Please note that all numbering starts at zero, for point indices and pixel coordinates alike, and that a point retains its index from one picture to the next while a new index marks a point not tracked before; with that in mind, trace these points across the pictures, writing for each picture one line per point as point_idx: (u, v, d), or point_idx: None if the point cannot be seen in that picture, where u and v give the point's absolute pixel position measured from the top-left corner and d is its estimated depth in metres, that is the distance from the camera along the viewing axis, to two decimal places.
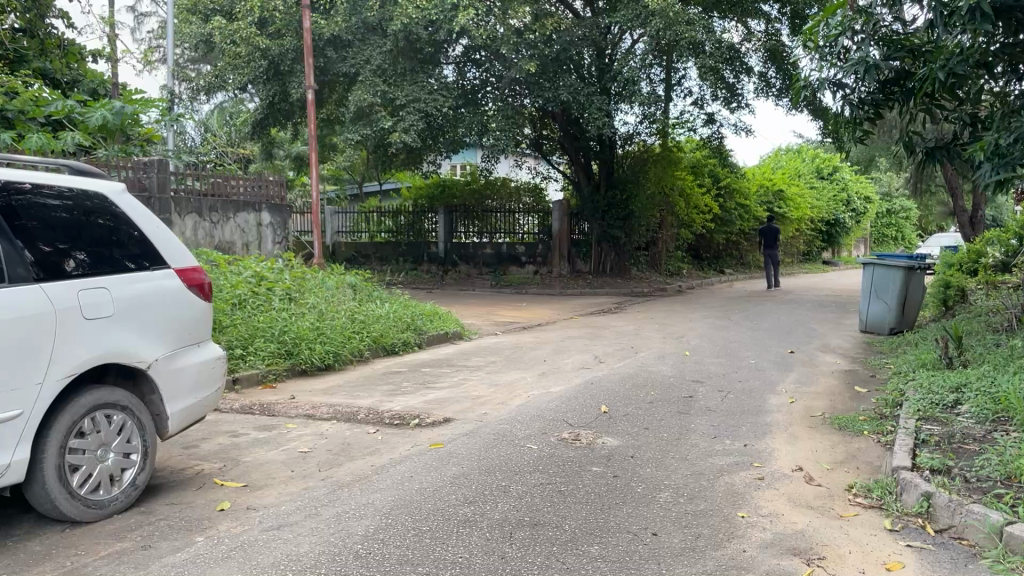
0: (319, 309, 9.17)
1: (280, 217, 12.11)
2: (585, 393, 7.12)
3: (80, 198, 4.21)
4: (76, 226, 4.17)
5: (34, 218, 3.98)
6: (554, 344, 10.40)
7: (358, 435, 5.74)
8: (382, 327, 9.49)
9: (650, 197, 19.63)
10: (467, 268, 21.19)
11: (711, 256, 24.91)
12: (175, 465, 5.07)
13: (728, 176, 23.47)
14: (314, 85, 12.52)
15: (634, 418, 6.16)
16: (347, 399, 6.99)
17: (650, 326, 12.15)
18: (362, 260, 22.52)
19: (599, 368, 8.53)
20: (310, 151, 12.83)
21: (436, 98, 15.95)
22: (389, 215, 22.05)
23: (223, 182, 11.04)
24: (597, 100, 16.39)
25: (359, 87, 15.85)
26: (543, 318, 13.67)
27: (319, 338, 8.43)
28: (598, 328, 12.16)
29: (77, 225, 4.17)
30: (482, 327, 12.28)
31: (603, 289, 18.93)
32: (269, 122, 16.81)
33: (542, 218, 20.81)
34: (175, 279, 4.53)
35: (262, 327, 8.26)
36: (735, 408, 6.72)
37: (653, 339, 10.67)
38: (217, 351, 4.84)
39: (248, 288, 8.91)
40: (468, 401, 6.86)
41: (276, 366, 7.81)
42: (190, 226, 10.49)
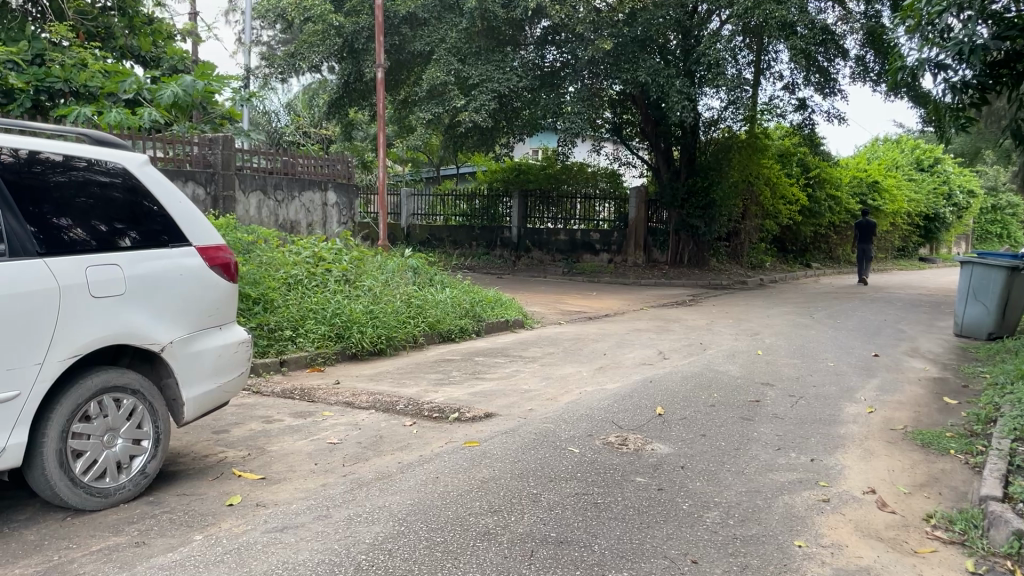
0: (375, 292, 8.97)
1: (347, 197, 11.96)
2: (642, 392, 6.66)
3: (106, 173, 4.04)
4: (103, 200, 4.01)
5: (58, 194, 3.83)
6: (619, 337, 9.94)
7: (393, 428, 5.45)
8: (438, 312, 9.25)
9: (733, 186, 18.77)
10: (540, 254, 20.82)
11: (797, 249, 23.82)
12: (199, 451, 4.88)
13: (818, 166, 22.34)
14: (384, 63, 12.32)
15: (691, 422, 5.68)
16: (391, 388, 6.72)
17: (723, 322, 11.54)
18: (435, 243, 22.45)
19: (662, 365, 8.04)
20: (378, 131, 12.63)
21: (511, 78, 15.68)
22: (464, 198, 21.88)
23: (290, 161, 10.98)
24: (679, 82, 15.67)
25: (432, 66, 15.71)
26: (612, 309, 13.18)
27: (372, 322, 8.20)
28: (667, 322, 11.60)
29: (102, 201, 4.00)
30: (547, 316, 11.91)
31: (679, 280, 18.27)
32: (344, 102, 16.83)
33: (618, 205, 20.19)
34: (196, 257, 4.31)
35: (316, 308, 8.09)
36: (806, 416, 6.15)
37: (725, 335, 10.09)
38: (242, 335, 4.60)
39: (305, 268, 8.76)
40: (515, 396, 6.49)
41: (326, 350, 7.62)
42: (254, 205, 10.44)
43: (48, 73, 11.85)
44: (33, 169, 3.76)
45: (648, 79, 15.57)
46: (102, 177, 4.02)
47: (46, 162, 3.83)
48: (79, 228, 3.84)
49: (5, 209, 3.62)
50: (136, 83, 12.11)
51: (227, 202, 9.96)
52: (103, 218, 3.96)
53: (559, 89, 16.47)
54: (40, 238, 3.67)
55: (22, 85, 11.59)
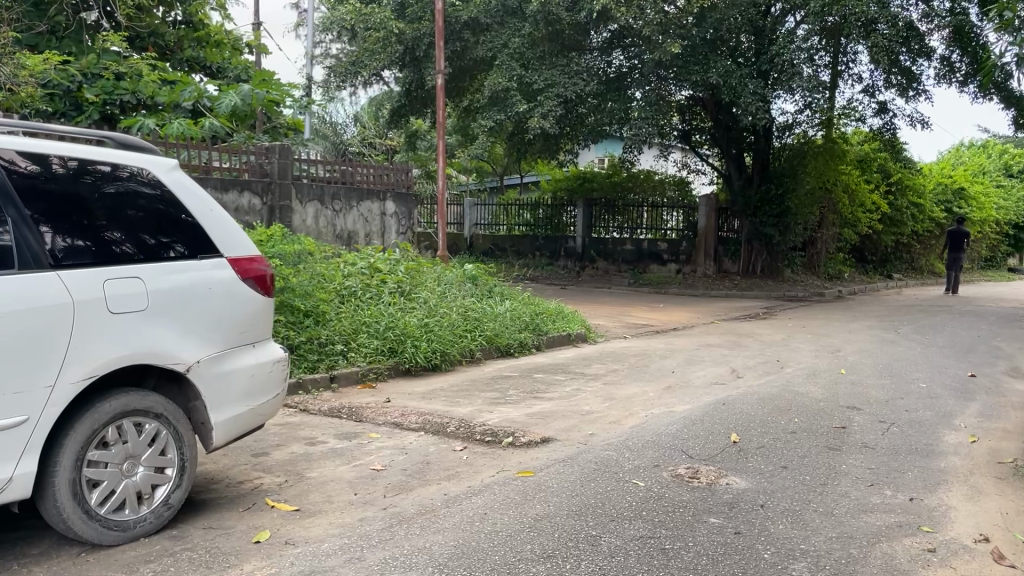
0: (431, 304, 8.63)
1: (405, 207, 11.72)
2: (714, 415, 6.13)
3: (148, 184, 3.80)
4: (149, 213, 3.79)
5: (102, 206, 3.61)
6: (688, 353, 9.39)
7: (442, 452, 5.05)
8: (496, 326, 8.86)
9: (809, 194, 17.94)
10: (606, 264, 20.29)
11: (878, 259, 22.69)
12: (235, 476, 4.57)
13: (900, 171, 21.24)
14: (444, 69, 12.04)
15: (770, 452, 5.14)
16: (444, 408, 6.33)
17: (801, 337, 10.85)
18: (498, 253, 22.14)
19: (735, 385, 7.46)
20: (437, 139, 12.36)
21: (576, 82, 15.32)
22: (528, 207, 21.54)
23: (351, 170, 10.80)
24: (753, 83, 15.02)
25: (494, 72, 15.54)
26: (680, 322, 12.59)
27: (426, 336, 7.87)
28: (739, 336, 10.96)
29: (149, 214, 3.78)
30: (611, 329, 11.40)
31: (751, 291, 17.53)
32: (405, 111, 16.72)
33: (687, 214, 19.51)
34: (227, 269, 3.99)
35: (370, 322, 7.78)
36: (900, 446, 5.52)
37: (802, 352, 9.41)
38: (278, 353, 4.27)
39: (359, 280, 8.51)
40: (575, 418, 6.02)
41: (378, 365, 7.31)
42: (311, 214, 10.21)
43: (116, 85, 12.02)
44: (83, 180, 3.56)
45: (719, 81, 15.00)
46: (143, 188, 3.78)
47: (95, 173, 3.62)
48: (126, 243, 3.63)
49: (42, 223, 3.40)
50: (197, 92, 12.09)
51: (284, 212, 9.76)
52: (149, 232, 3.75)
53: (627, 93, 15.99)
54: (84, 253, 3.46)
55: (91, 98, 11.75)
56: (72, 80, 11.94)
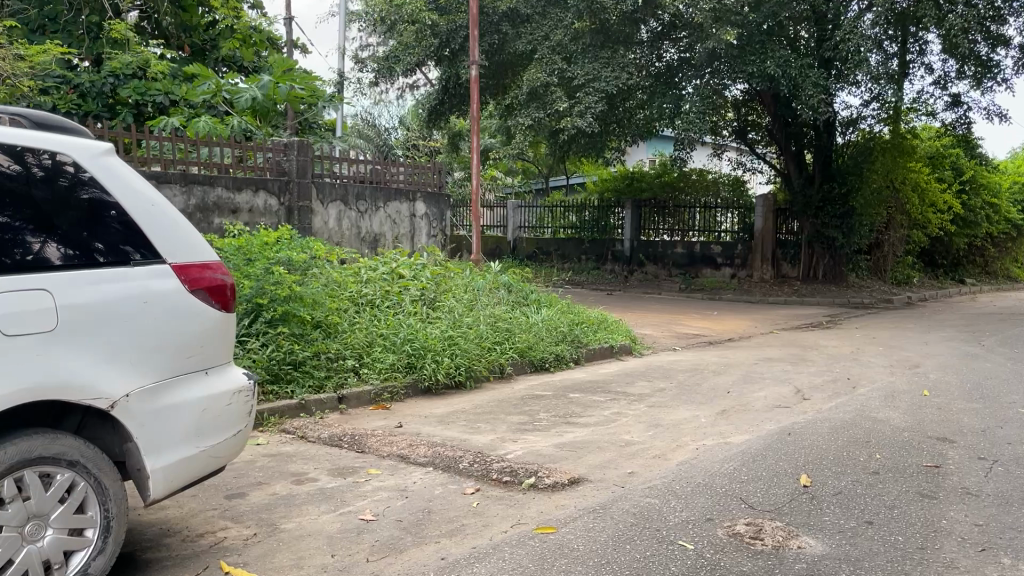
0: (457, 313, 7.85)
1: (436, 208, 10.98)
2: (778, 449, 5.19)
3: (98, 179, 3.13)
4: (96, 213, 3.12)
5: (36, 202, 2.95)
6: (744, 368, 8.42)
7: (448, 496, 4.22)
8: (529, 338, 8.05)
9: (876, 193, 16.71)
10: (655, 268, 19.31)
11: (948, 264, 21.28)
12: (196, 527, 3.81)
13: (973, 168, 19.77)
14: (478, 59, 11.27)
15: (848, 502, 4.20)
16: (461, 435, 5.51)
17: (872, 350, 9.75)
18: (542, 257, 21.33)
19: (801, 409, 6.49)
20: (471, 135, 11.44)
21: (619, 75, 14.37)
22: (574, 209, 20.70)
23: (381, 168, 10.13)
24: (814, 74, 13.94)
25: (533, 66, 14.83)
26: (735, 332, 11.58)
27: (450, 350, 7.08)
28: (801, 349, 9.92)
29: (87, 210, 3.08)
30: (659, 340, 10.47)
31: (813, 297, 16.37)
32: (443, 110, 16.06)
33: (743, 215, 18.37)
34: (170, 278, 3.23)
35: (387, 335, 7.02)
36: (1010, 493, 4.49)
37: (876, 369, 8.36)
38: (240, 382, 3.51)
39: (379, 286, 7.79)
40: (613, 451, 5.14)
41: (394, 382, 6.54)
42: (334, 216, 9.50)
43: (150, 86, 11.75)
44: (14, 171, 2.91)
45: (778, 72, 13.90)
46: (79, 178, 3.08)
47: (30, 161, 2.96)
48: (71, 247, 2.99)
49: None
50: (216, 87, 11.03)
51: (303, 213, 9.05)
52: (99, 235, 3.09)
53: (676, 88, 14.96)
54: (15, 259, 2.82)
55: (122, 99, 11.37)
56: (102, 79, 11.52)
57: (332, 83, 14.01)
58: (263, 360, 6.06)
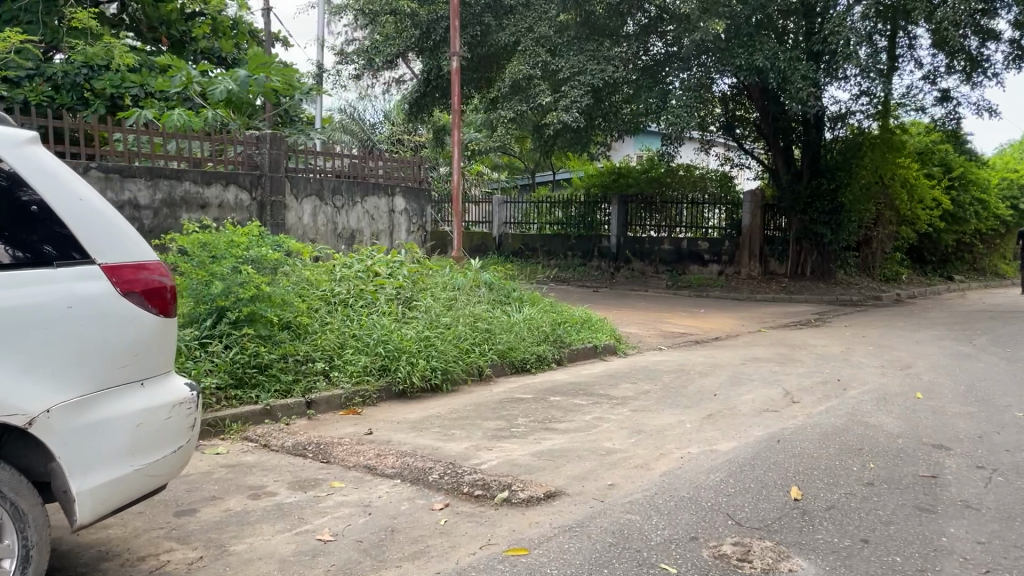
0: (435, 313, 7.55)
1: (416, 203, 10.68)
2: (767, 458, 4.93)
3: (18, 171, 2.84)
4: (17, 208, 2.82)
5: None
6: (731, 369, 8.17)
7: (415, 512, 3.93)
8: (509, 338, 7.77)
9: (865, 188, 16.53)
10: (642, 265, 19.04)
11: (936, 260, 21.16)
12: (138, 549, 3.51)
13: (962, 164, 19.61)
14: (459, 50, 10.96)
15: (842, 517, 3.94)
16: (434, 442, 5.22)
17: (862, 350, 9.52)
18: (528, 254, 21.07)
19: (790, 413, 6.24)
20: (452, 128, 11.12)
21: (605, 68, 14.09)
22: (560, 205, 20.42)
23: (359, 162, 9.81)
24: (804, 66, 13.70)
25: (516, 58, 14.53)
26: (722, 330, 11.33)
27: (426, 352, 6.78)
28: (790, 349, 9.68)
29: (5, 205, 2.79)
30: (645, 339, 10.20)
31: (801, 295, 16.16)
32: (425, 103, 15.74)
33: (730, 211, 18.14)
34: (101, 280, 2.93)
35: (360, 336, 6.72)
36: (1012, 505, 4.25)
37: (867, 370, 8.12)
38: (180, 393, 3.22)
39: (353, 285, 7.49)
40: (593, 460, 4.87)
41: (366, 386, 6.24)
42: (309, 211, 9.17)
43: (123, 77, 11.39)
44: None
45: (767, 65, 13.66)
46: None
47: None
48: None
49: None
50: (188, 78, 10.63)
51: (276, 209, 8.71)
52: (19, 232, 2.79)
53: (663, 81, 14.65)
54: None
55: (94, 90, 11.01)
56: (75, 69, 11.05)
57: (311, 75, 13.67)
58: (226, 363, 5.74)
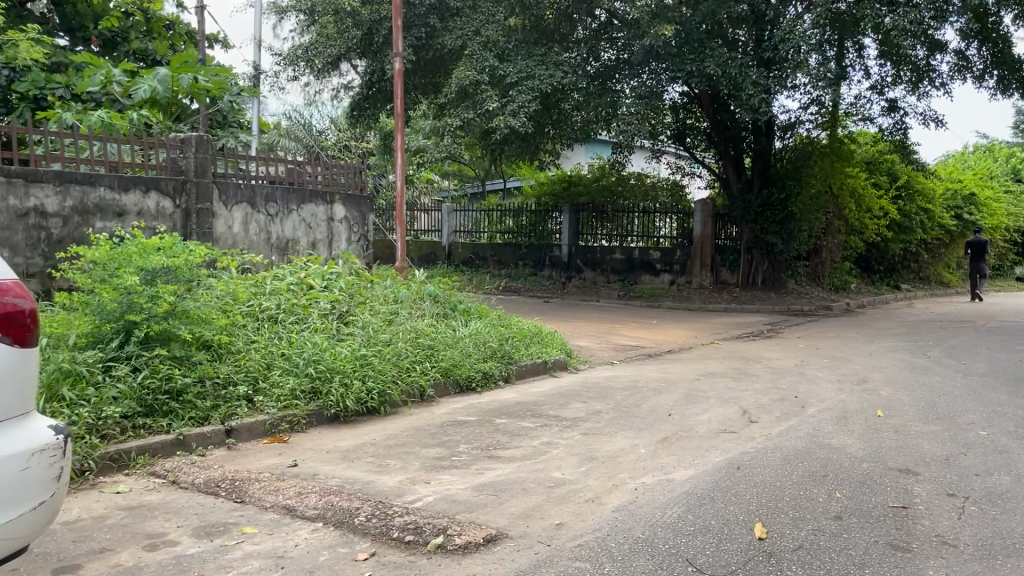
0: (373, 328, 7.07)
1: (357, 211, 10.15)
2: (727, 488, 4.55)
3: None
4: None
5: None
6: (686, 385, 7.83)
7: (336, 564, 3.45)
8: (453, 355, 7.31)
9: (815, 197, 16.42)
10: (594, 275, 18.76)
11: (884, 269, 21.30)
12: None
13: (909, 174, 19.75)
14: (402, 51, 10.49)
15: (812, 559, 3.57)
16: (365, 476, 4.74)
17: (818, 363, 9.27)
18: (479, 263, 20.62)
19: (749, 434, 5.89)
20: (395, 132, 10.61)
21: (553, 74, 13.73)
22: (510, 213, 20.03)
23: (296, 168, 9.27)
24: (755, 72, 13.47)
25: (463, 62, 14.04)
26: (676, 343, 11.03)
27: (362, 372, 6.29)
28: (745, 362, 9.38)
29: None
30: (596, 353, 9.83)
31: (752, 304, 16.00)
32: (369, 108, 15.26)
33: (682, 220, 17.94)
34: None
35: (289, 354, 6.21)
36: (990, 539, 3.92)
37: (824, 385, 7.85)
38: (40, 437, 2.69)
39: (283, 300, 6.96)
40: (540, 494, 4.43)
41: (293, 410, 5.74)
42: (239, 220, 8.60)
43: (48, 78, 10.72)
44: None
45: (717, 72, 13.50)
46: None
47: None
48: None
49: None
50: (107, 77, 9.82)
51: (203, 217, 8.12)
52: None
53: (612, 87, 14.38)
54: None
55: (17, 91, 10.42)
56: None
57: (247, 77, 13.06)
58: (132, 390, 5.19)
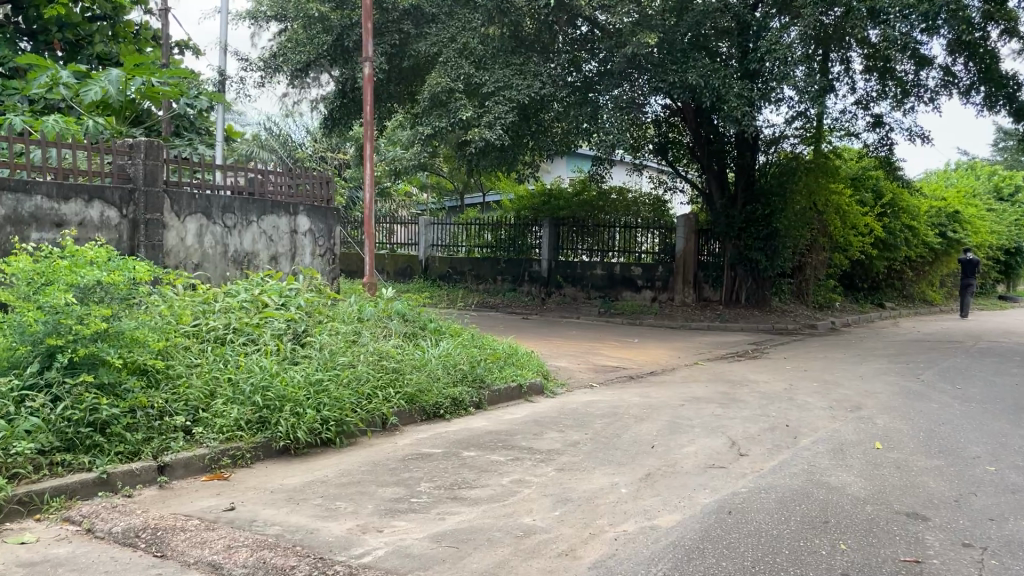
0: (332, 349, 6.52)
1: (323, 223, 9.60)
2: (718, 538, 4.04)
3: None
4: None
5: None
6: (669, 411, 7.33)
7: None
8: (420, 379, 6.76)
9: (800, 213, 16.00)
10: (573, 291, 18.25)
11: (868, 287, 20.99)
12: None
13: (893, 190, 19.47)
14: (372, 56, 9.97)
15: None
16: (310, 522, 4.18)
17: (808, 387, 8.80)
18: (456, 277, 20.09)
19: (739, 470, 5.39)
20: (365, 141, 10.07)
21: (531, 84, 13.29)
22: (489, 228, 19.51)
23: (259, 178, 8.73)
24: (738, 85, 13.11)
25: (438, 70, 13.54)
26: (658, 364, 10.53)
27: (316, 399, 5.74)
28: (730, 386, 8.89)
29: None
30: (575, 374, 9.31)
31: (736, 323, 15.56)
32: (342, 117, 14.76)
33: (664, 236, 17.51)
34: None
35: (235, 379, 5.65)
36: None
37: (816, 413, 7.36)
38: None
39: (232, 320, 6.40)
40: (507, 545, 3.90)
41: (235, 444, 5.19)
42: (193, 231, 8.01)
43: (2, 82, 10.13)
44: None
45: (700, 83, 13.08)
46: None
47: None
48: None
49: None
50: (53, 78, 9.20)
51: (152, 228, 7.54)
52: None
53: (593, 98, 13.95)
54: None
55: None
56: None
57: (212, 82, 12.49)
58: (50, 423, 4.62)
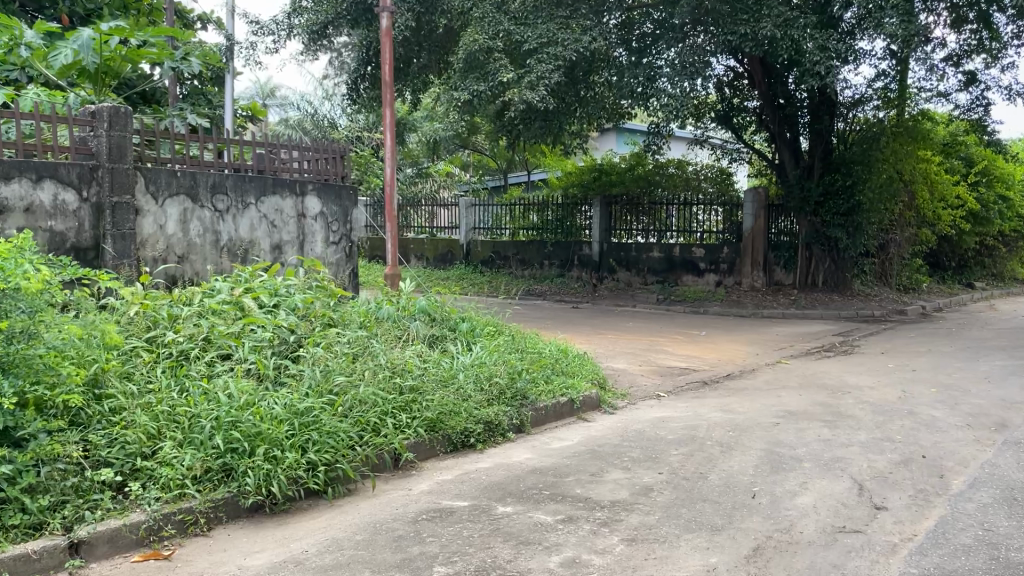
0: (328, 365, 5.10)
1: (336, 204, 8.22)
2: None
3: None
4: None
5: None
6: (762, 434, 5.74)
7: None
8: (444, 399, 5.29)
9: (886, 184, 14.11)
10: (628, 275, 16.64)
11: (955, 265, 18.97)
12: None
13: (986, 157, 17.38)
14: (389, 5, 8.50)
15: None
16: None
17: (927, 395, 7.12)
18: (500, 262, 18.65)
19: (887, 538, 3.81)
20: (384, 109, 8.62)
21: (579, 38, 11.64)
22: (535, 208, 17.98)
23: (269, 153, 7.46)
24: (819, 36, 11.19)
25: (473, 27, 12.03)
26: (733, 363, 8.91)
27: (300, 433, 4.32)
28: (830, 394, 7.25)
29: None
30: (637, 380, 7.76)
31: (814, 309, 13.83)
32: (371, 89, 13.32)
33: (728, 212, 15.61)
34: None
35: (194, 411, 4.26)
36: None
37: (954, 435, 5.70)
38: None
39: (199, 331, 5.04)
40: None
41: (184, 505, 3.80)
42: (174, 217, 6.68)
43: None
44: None
45: (774, 35, 11.22)
46: None
47: None
48: None
49: None
50: (14, 40, 7.94)
51: (120, 213, 6.21)
52: None
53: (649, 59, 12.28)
54: None
55: None
56: None
57: (221, 48, 11.20)
58: None
